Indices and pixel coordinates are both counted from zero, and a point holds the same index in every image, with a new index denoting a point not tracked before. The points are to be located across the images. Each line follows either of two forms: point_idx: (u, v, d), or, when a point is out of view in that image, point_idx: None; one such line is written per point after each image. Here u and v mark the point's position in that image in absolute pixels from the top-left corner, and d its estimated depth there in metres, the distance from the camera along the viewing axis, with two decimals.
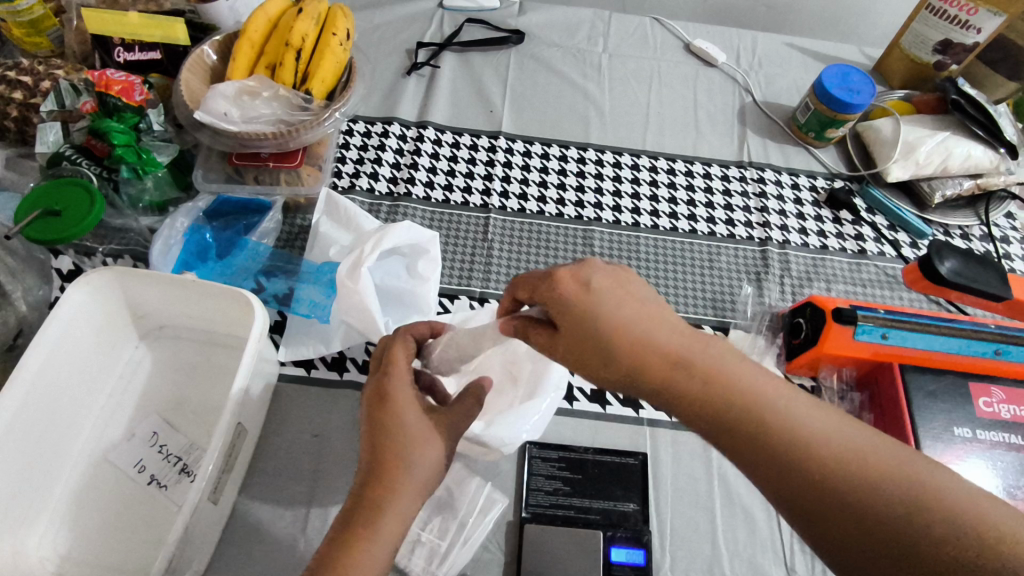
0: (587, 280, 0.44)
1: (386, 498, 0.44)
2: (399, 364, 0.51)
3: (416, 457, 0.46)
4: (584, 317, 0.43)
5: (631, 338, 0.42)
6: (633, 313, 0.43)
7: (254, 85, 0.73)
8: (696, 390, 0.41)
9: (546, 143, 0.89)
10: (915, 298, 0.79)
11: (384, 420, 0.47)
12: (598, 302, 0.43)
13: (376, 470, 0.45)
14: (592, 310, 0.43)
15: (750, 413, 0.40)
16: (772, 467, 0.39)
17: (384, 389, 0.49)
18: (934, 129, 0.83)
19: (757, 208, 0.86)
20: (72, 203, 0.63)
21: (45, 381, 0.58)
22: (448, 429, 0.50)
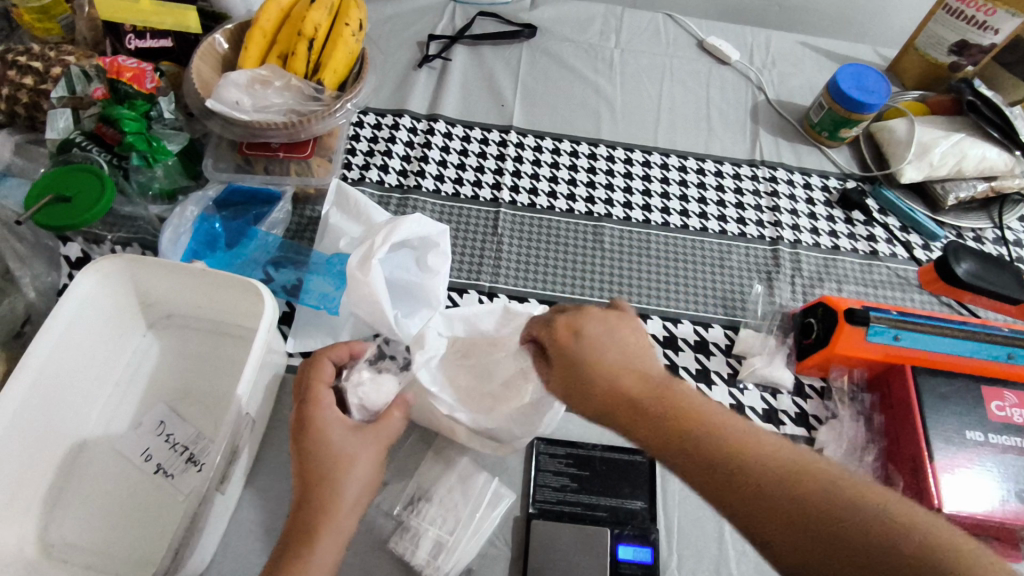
0: (579, 325, 0.49)
1: (322, 515, 0.47)
2: (317, 394, 0.53)
3: (345, 476, 0.49)
4: (575, 360, 0.48)
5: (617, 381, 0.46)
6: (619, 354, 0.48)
7: (267, 74, 0.73)
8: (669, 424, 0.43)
9: (557, 139, 0.88)
10: (928, 299, 0.78)
11: (308, 445, 0.50)
12: (589, 339, 0.48)
13: (307, 490, 0.49)
14: (582, 350, 0.48)
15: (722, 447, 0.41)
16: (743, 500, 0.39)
17: (307, 413, 0.52)
18: (949, 130, 0.82)
19: (768, 207, 0.85)
20: (83, 189, 0.62)
21: (52, 370, 0.57)
22: (376, 447, 0.52)
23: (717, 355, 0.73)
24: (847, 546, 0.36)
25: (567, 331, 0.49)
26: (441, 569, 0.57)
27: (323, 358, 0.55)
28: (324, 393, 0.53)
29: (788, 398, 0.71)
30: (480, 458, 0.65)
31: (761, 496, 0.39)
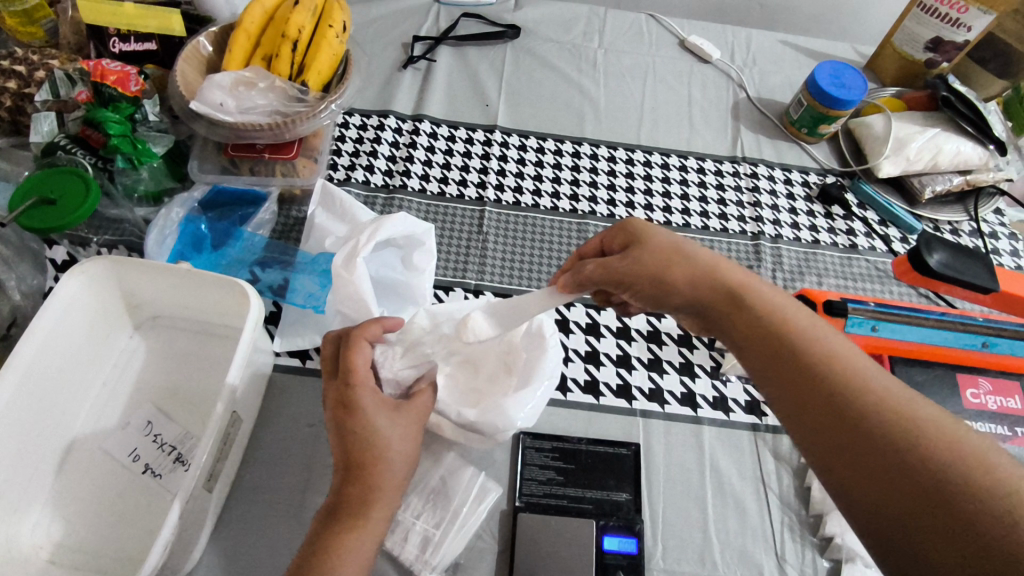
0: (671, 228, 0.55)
1: (374, 494, 0.47)
2: (360, 377, 0.51)
3: (395, 456, 0.49)
4: (659, 251, 0.53)
5: (701, 278, 0.51)
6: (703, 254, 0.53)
7: (251, 75, 0.73)
8: (750, 311, 0.49)
9: (542, 138, 0.89)
10: (905, 291, 0.80)
11: (357, 426, 0.49)
12: (675, 238, 0.54)
13: (356, 470, 0.48)
14: (668, 243, 0.53)
15: (793, 342, 0.46)
16: (809, 389, 0.43)
17: (349, 397, 0.50)
18: (924, 125, 0.84)
19: (750, 203, 0.86)
20: (67, 192, 0.63)
21: (39, 370, 0.57)
22: (413, 424, 0.52)
23: (700, 348, 0.75)
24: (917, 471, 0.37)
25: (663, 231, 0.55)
26: (429, 564, 0.58)
27: (362, 339, 0.53)
28: (366, 376, 0.51)
29: None
30: (466, 453, 0.66)
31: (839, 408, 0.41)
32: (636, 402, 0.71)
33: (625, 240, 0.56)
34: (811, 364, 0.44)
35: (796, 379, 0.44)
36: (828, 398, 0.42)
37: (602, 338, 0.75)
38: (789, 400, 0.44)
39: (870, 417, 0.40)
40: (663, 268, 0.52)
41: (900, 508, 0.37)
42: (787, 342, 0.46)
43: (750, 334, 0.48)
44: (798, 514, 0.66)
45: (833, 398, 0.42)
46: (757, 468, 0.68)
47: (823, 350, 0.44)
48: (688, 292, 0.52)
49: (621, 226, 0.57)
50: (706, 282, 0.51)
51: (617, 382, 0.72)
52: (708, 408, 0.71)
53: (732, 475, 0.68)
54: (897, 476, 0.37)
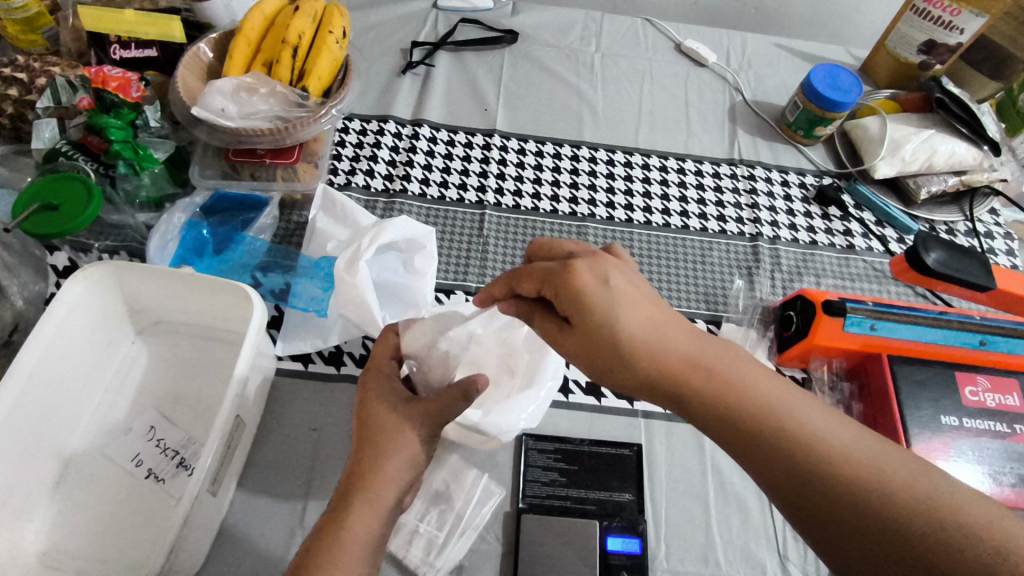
0: (605, 275, 0.47)
1: (360, 481, 0.50)
2: (378, 374, 0.57)
3: (389, 446, 0.51)
4: (600, 318, 0.46)
5: (647, 348, 0.46)
6: (645, 314, 0.46)
7: (252, 81, 0.74)
8: (700, 381, 0.45)
9: (540, 141, 0.90)
10: (903, 291, 0.81)
11: (364, 411, 0.54)
12: (606, 295, 0.46)
13: (356, 456, 0.52)
14: (604, 302, 0.46)
15: (749, 412, 0.43)
16: (774, 468, 0.41)
17: (365, 390, 0.56)
18: (920, 127, 0.85)
19: (748, 204, 0.87)
20: (69, 199, 0.63)
21: (43, 376, 0.58)
22: (421, 420, 0.52)
23: None
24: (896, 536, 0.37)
25: (593, 280, 0.46)
26: (433, 566, 0.58)
27: (389, 330, 0.60)
28: (385, 367, 0.57)
29: None
30: (469, 455, 0.66)
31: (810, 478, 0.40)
32: (637, 403, 0.71)
33: (557, 296, 0.48)
34: (771, 432, 0.42)
35: (759, 458, 0.42)
36: (794, 476, 0.41)
37: None
38: (759, 472, 0.42)
39: (841, 482, 0.39)
40: (609, 339, 0.46)
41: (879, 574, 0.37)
42: (744, 411, 0.43)
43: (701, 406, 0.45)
44: None
45: (800, 474, 0.40)
46: None
47: (778, 415, 0.43)
48: (633, 364, 0.46)
49: (551, 279, 0.48)
50: (653, 348, 0.46)
51: None
52: None
53: (734, 474, 0.68)
54: (879, 540, 0.37)
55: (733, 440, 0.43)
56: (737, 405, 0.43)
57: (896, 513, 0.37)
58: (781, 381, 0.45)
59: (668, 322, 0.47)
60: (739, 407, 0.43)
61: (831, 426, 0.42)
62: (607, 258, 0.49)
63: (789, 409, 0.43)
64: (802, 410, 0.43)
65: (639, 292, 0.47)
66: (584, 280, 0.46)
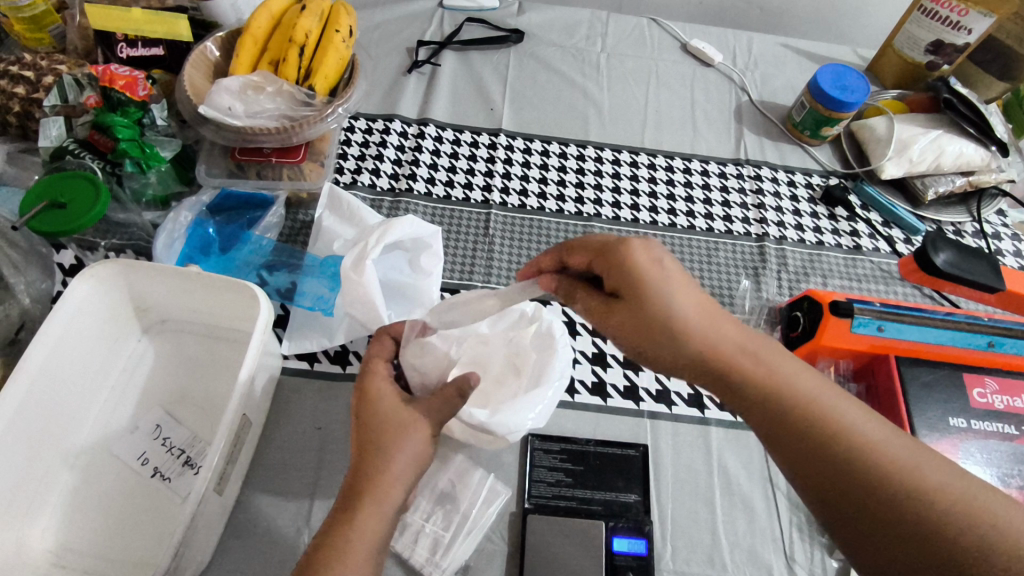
0: (659, 257, 0.49)
1: (368, 483, 0.48)
2: (376, 372, 0.56)
3: (393, 444, 0.50)
4: (652, 294, 0.48)
5: (695, 329, 0.48)
6: (695, 299, 0.49)
7: (259, 80, 0.74)
8: (745, 367, 0.46)
9: (546, 141, 0.90)
10: (910, 291, 0.80)
11: (365, 410, 0.53)
12: (661, 276, 0.49)
13: (360, 457, 0.50)
14: (660, 284, 0.48)
15: (791, 402, 0.44)
16: (811, 456, 0.43)
17: (364, 388, 0.55)
18: (927, 127, 0.85)
19: (754, 205, 0.87)
20: (78, 196, 0.63)
21: (49, 374, 0.58)
22: (424, 415, 0.52)
23: None
24: (923, 536, 0.38)
25: (651, 260, 0.49)
26: (439, 566, 0.58)
27: (386, 334, 0.60)
28: (383, 368, 0.56)
29: None
30: (475, 455, 0.66)
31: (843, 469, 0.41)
32: (643, 403, 0.71)
33: (611, 270, 0.50)
34: (811, 423, 0.43)
35: (797, 444, 0.43)
36: (830, 463, 0.42)
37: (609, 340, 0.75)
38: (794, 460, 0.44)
39: (875, 479, 0.40)
40: (658, 317, 0.48)
41: (901, 561, 0.38)
42: (785, 400, 0.45)
43: (743, 391, 0.46)
44: (807, 515, 0.66)
45: (835, 463, 0.41)
46: (766, 469, 0.69)
47: (820, 409, 0.44)
48: (681, 343, 0.48)
49: (606, 255, 0.51)
50: (702, 332, 0.48)
51: (624, 383, 0.72)
52: (715, 409, 0.71)
53: (740, 475, 0.68)
54: (904, 539, 0.38)
55: (772, 426, 0.45)
56: (778, 394, 0.45)
57: (929, 514, 0.38)
58: (824, 380, 0.46)
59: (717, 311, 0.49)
60: (781, 396, 0.45)
61: (874, 426, 0.43)
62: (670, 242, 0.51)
63: (830, 405, 0.44)
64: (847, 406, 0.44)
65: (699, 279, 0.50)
66: (642, 258, 0.49)
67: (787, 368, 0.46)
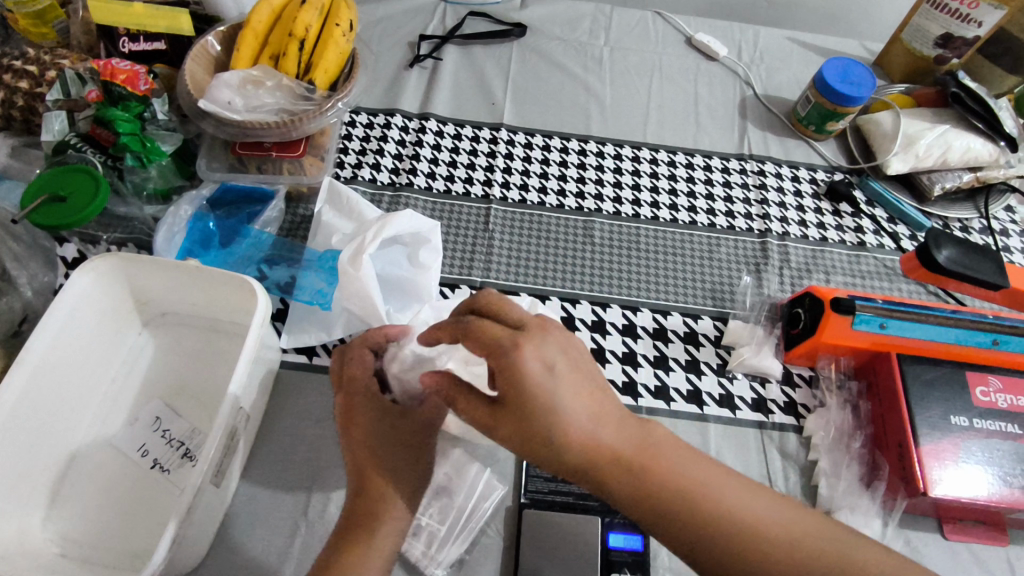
0: (549, 361, 0.41)
1: (379, 502, 0.47)
2: (362, 385, 0.52)
3: (400, 462, 0.49)
4: (541, 402, 0.40)
5: (587, 435, 0.40)
6: (586, 401, 0.41)
7: (258, 74, 0.74)
8: (630, 464, 0.41)
9: (547, 135, 0.89)
10: (915, 289, 0.80)
11: (358, 434, 0.50)
12: (546, 384, 0.40)
13: (361, 478, 0.48)
14: (548, 395, 0.40)
15: (672, 490, 0.41)
16: (687, 546, 0.40)
17: (352, 407, 0.51)
18: (934, 122, 0.83)
19: (757, 200, 0.86)
20: (77, 188, 0.63)
21: (49, 367, 0.58)
22: (422, 428, 0.52)
23: (706, 345, 0.74)
24: None
25: (538, 366, 0.40)
26: (435, 559, 0.59)
27: (362, 346, 0.55)
28: (368, 382, 0.52)
29: (777, 386, 0.72)
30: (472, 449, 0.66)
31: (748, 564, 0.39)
32: (641, 400, 0.70)
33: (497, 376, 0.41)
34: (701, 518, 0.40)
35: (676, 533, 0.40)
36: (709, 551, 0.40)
37: (607, 336, 0.73)
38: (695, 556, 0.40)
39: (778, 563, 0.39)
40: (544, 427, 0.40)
41: None
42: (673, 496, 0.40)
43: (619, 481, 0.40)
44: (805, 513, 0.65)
45: (717, 547, 0.40)
46: (764, 467, 0.68)
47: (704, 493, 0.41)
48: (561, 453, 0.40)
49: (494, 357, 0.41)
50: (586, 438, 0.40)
51: (623, 379, 0.71)
52: (714, 406, 0.71)
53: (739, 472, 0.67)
54: None
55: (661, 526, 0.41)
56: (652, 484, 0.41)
57: None
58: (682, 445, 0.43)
59: (608, 407, 0.42)
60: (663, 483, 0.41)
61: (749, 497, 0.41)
62: (540, 333, 0.42)
63: (705, 488, 0.41)
64: (722, 476, 0.42)
65: (577, 373, 0.42)
66: (529, 366, 0.40)
67: (665, 444, 0.42)
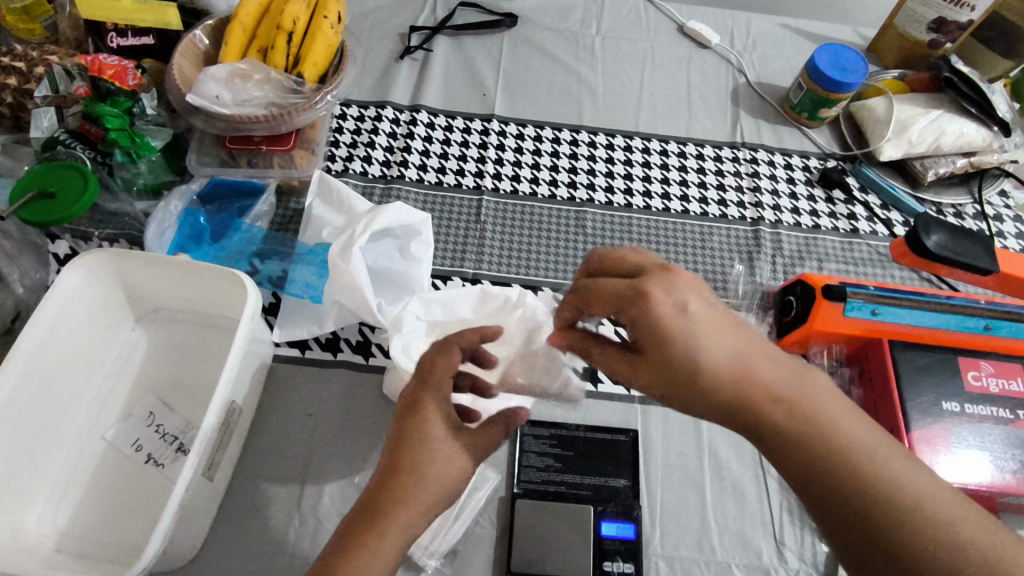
0: (681, 301, 0.42)
1: (390, 510, 0.43)
2: (439, 379, 0.49)
3: (435, 472, 0.45)
4: (678, 345, 0.42)
5: (737, 369, 0.42)
6: (728, 340, 0.42)
7: (246, 67, 0.74)
8: (776, 405, 0.42)
9: (539, 126, 0.89)
10: (908, 275, 0.80)
11: (412, 426, 0.46)
12: (684, 325, 0.42)
13: (392, 475, 0.44)
14: (686, 336, 0.42)
15: (817, 429, 0.41)
16: (816, 482, 0.41)
17: (416, 397, 0.48)
18: (927, 107, 0.83)
19: (749, 187, 0.86)
20: (66, 185, 0.63)
21: (41, 362, 0.58)
22: (474, 449, 0.48)
23: None
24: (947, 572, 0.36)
25: (670, 307, 0.42)
26: (428, 549, 0.59)
27: (454, 344, 0.51)
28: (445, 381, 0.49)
29: None
30: None
31: (871, 511, 0.39)
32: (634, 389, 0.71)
33: (632, 326, 0.43)
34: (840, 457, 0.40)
35: (807, 467, 0.41)
36: (848, 501, 0.39)
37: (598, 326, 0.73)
38: (822, 496, 0.40)
39: (897, 511, 0.38)
40: (683, 364, 0.42)
41: None
42: (817, 434, 0.41)
43: (768, 410, 0.42)
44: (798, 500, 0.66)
45: (849, 486, 0.40)
46: (757, 454, 0.68)
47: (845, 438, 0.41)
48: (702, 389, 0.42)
49: (626, 307, 0.43)
50: (733, 373, 0.42)
51: None
52: None
53: (731, 460, 0.68)
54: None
55: (798, 463, 0.41)
56: (795, 424, 0.41)
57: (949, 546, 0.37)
58: (835, 390, 0.43)
59: (752, 346, 0.43)
60: (810, 421, 0.41)
61: (891, 455, 0.41)
62: (684, 274, 0.44)
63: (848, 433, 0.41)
64: (869, 432, 0.41)
65: (723, 318, 0.43)
66: (658, 305, 0.42)
67: (819, 390, 0.43)
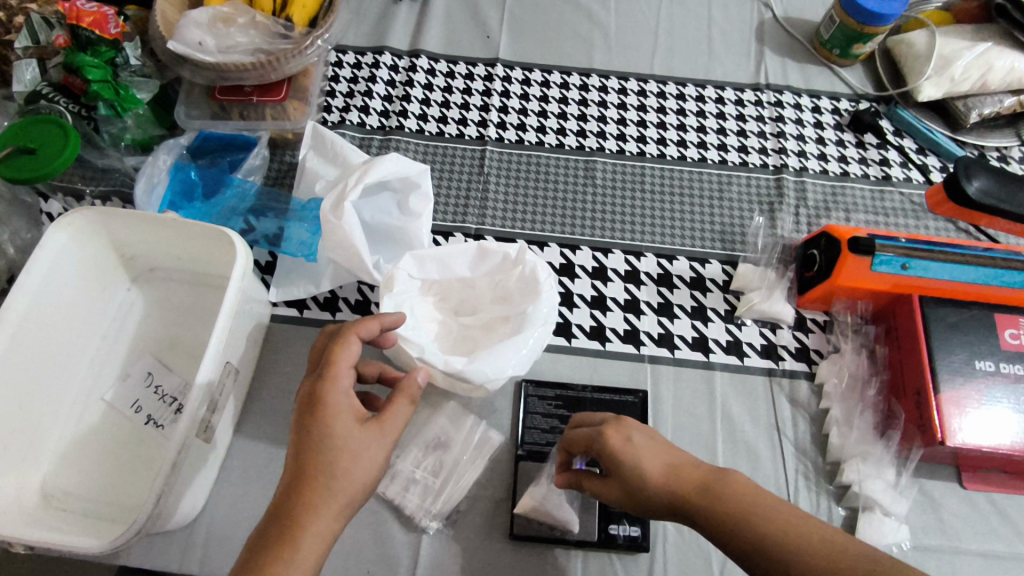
0: (629, 434, 0.46)
1: (300, 516, 0.40)
2: (339, 374, 0.45)
3: (343, 472, 0.42)
4: (629, 472, 0.44)
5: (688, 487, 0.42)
6: (673, 464, 0.43)
7: (229, 10, 0.69)
8: (736, 521, 0.40)
9: (546, 70, 0.83)
10: (942, 226, 0.74)
11: (311, 429, 0.43)
12: (629, 451, 0.44)
13: (300, 480, 0.41)
14: (632, 459, 0.44)
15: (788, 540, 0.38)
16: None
17: (316, 395, 0.44)
18: (974, 40, 0.75)
19: (773, 133, 0.80)
20: (46, 140, 0.60)
21: (33, 324, 0.57)
22: (383, 440, 0.44)
23: (714, 291, 0.70)
24: None
25: (618, 438, 0.45)
26: (430, 511, 0.59)
27: (352, 331, 0.47)
28: (344, 373, 0.45)
29: (789, 332, 0.69)
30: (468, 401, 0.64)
31: None
32: (643, 347, 0.67)
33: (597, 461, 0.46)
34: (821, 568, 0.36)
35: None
36: None
37: (609, 283, 0.70)
38: None
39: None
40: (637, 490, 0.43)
41: None
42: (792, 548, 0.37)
43: (731, 525, 0.40)
44: (815, 462, 0.63)
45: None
46: (773, 415, 0.65)
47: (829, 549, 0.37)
48: (654, 509, 0.43)
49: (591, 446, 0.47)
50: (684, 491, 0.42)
51: (624, 327, 0.68)
52: (721, 353, 0.67)
53: (745, 421, 0.65)
54: None
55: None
56: (743, 526, 0.39)
57: None
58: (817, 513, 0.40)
59: (687, 458, 0.44)
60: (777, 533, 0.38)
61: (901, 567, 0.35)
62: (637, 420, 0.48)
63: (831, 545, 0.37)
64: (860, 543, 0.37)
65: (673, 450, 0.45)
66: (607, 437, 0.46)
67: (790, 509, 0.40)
